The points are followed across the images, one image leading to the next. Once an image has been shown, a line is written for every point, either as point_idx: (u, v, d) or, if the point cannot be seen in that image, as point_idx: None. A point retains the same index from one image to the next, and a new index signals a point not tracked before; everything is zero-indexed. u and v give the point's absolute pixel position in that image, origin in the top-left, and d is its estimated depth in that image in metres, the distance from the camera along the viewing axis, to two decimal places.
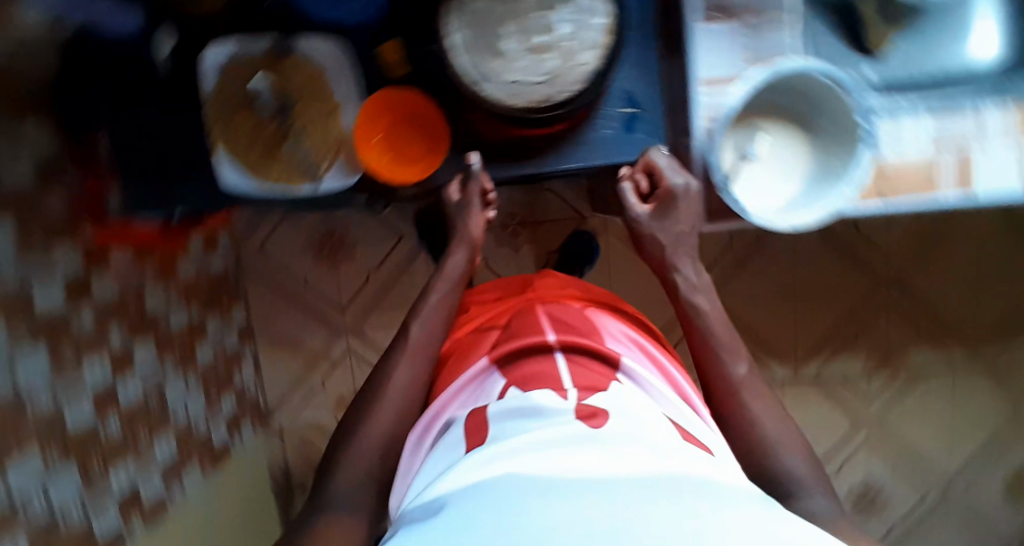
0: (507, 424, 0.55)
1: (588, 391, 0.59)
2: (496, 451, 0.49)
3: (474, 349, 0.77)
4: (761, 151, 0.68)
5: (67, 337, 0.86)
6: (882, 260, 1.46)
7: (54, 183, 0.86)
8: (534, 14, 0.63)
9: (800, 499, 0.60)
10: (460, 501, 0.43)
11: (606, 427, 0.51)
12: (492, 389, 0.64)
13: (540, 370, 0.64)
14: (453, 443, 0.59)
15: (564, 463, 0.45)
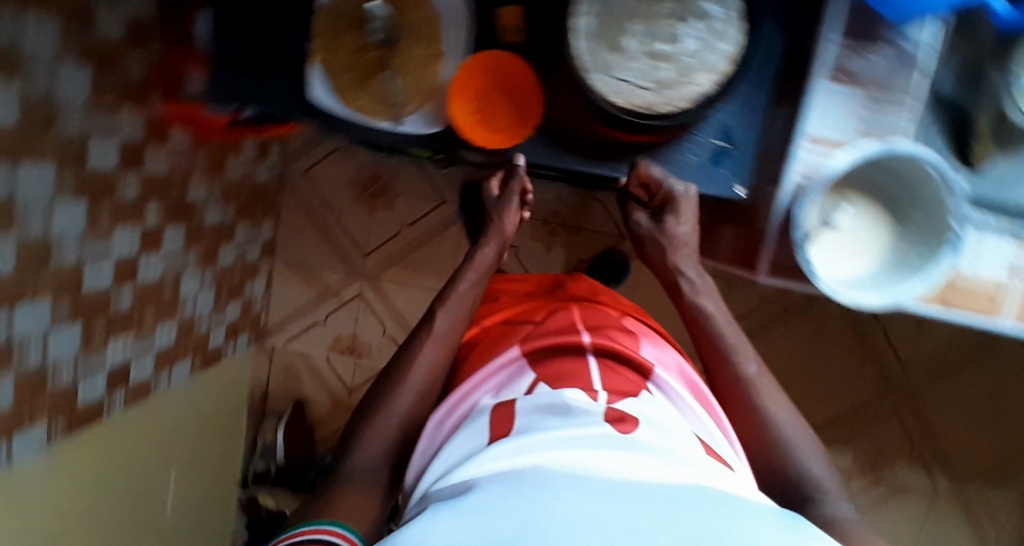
0: (539, 418, 0.57)
1: (618, 396, 0.61)
2: (527, 443, 0.52)
3: (506, 337, 0.78)
4: (841, 223, 0.66)
5: (108, 199, 0.85)
6: (903, 367, 1.43)
7: (142, 48, 0.86)
8: (665, 20, 0.62)
9: (822, 500, 0.64)
10: (492, 486, 0.47)
11: (636, 433, 0.54)
12: (519, 387, 0.65)
13: (572, 370, 0.65)
14: (476, 431, 0.60)
15: (596, 465, 0.49)
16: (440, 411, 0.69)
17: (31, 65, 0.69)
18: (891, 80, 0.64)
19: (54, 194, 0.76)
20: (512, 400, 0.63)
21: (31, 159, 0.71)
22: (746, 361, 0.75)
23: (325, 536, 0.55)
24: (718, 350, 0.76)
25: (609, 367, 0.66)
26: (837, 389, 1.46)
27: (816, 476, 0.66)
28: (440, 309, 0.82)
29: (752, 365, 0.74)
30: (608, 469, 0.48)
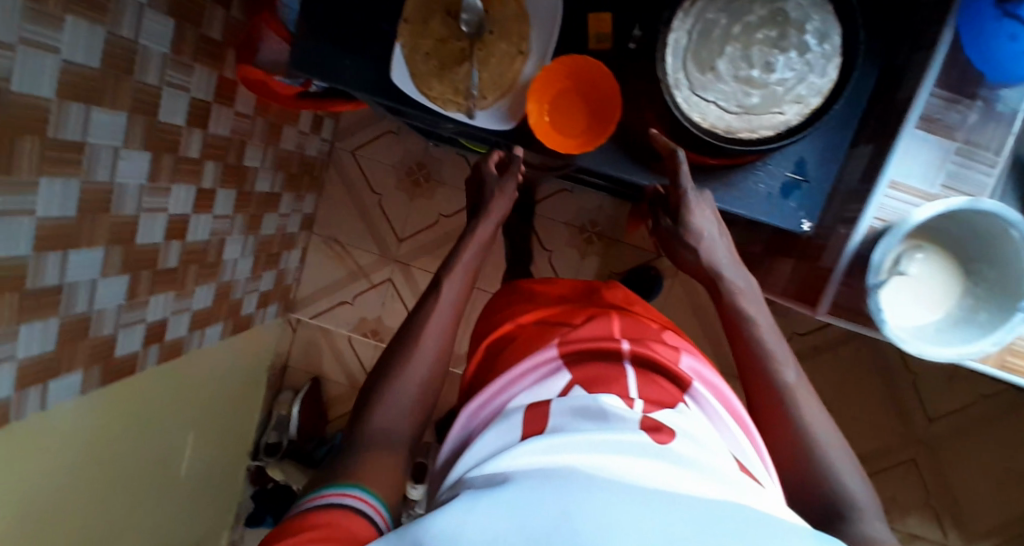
0: (572, 419, 0.51)
1: (654, 406, 0.54)
2: (563, 440, 0.46)
3: (541, 335, 0.70)
4: (915, 268, 0.64)
5: (172, 155, 0.86)
6: (926, 420, 1.41)
7: (222, 9, 0.86)
8: (761, 47, 0.61)
9: (861, 523, 0.51)
10: (524, 481, 0.40)
11: (674, 444, 0.47)
12: (553, 386, 0.58)
13: (610, 374, 0.58)
14: (504, 429, 0.53)
15: (644, 473, 0.42)
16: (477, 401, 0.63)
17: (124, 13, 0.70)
18: (985, 137, 0.63)
19: (123, 146, 0.75)
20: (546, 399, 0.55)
21: (110, 107, 0.71)
22: (785, 367, 0.61)
23: (348, 501, 0.47)
24: (753, 355, 0.62)
25: (648, 374, 0.59)
26: (856, 434, 1.44)
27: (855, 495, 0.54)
28: (444, 283, 0.70)
29: (793, 373, 0.61)
30: (656, 478, 0.41)
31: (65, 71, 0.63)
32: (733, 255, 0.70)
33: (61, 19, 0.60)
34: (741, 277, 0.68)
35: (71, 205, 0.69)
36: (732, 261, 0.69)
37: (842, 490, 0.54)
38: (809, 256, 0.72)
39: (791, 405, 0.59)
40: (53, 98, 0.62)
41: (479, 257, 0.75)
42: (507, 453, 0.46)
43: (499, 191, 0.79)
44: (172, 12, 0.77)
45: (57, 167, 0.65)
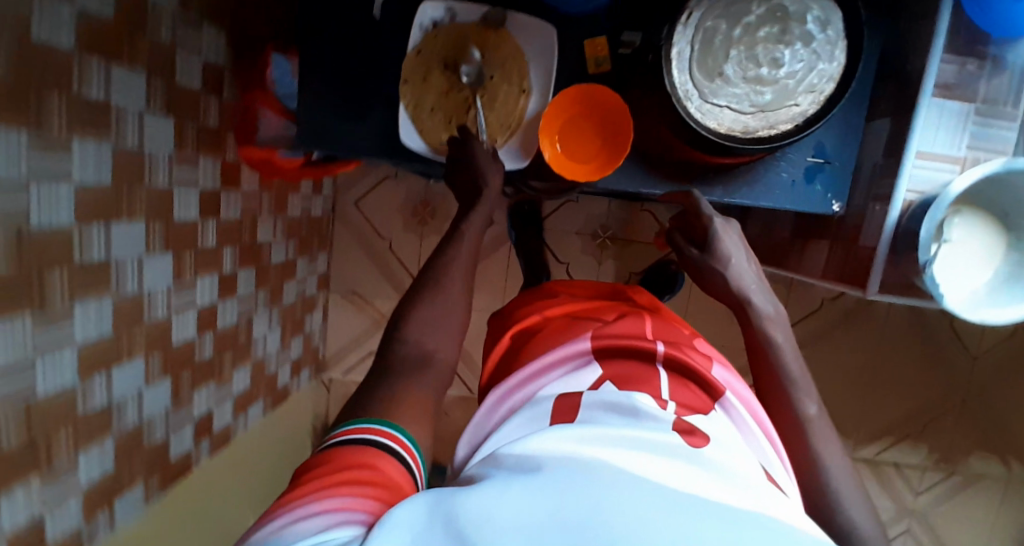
0: (603, 414, 0.48)
1: (687, 410, 0.50)
2: (594, 432, 0.44)
3: (560, 333, 0.66)
4: (961, 236, 0.64)
5: (191, 250, 0.86)
6: (970, 361, 1.41)
7: (215, 96, 0.86)
8: (765, 44, 0.61)
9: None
10: (552, 475, 0.38)
11: (708, 450, 0.44)
12: (582, 379, 0.55)
13: (639, 373, 0.55)
14: (536, 418, 0.51)
15: (679, 476, 0.40)
16: (498, 393, 0.60)
17: (124, 124, 0.70)
18: (1002, 92, 0.62)
19: (145, 252, 0.76)
20: (576, 392, 0.53)
21: (127, 218, 0.72)
22: (807, 399, 0.59)
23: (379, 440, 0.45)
24: (774, 378, 0.61)
25: (680, 379, 0.55)
26: (903, 386, 1.43)
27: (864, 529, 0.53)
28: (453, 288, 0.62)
29: (814, 405, 0.59)
30: (690, 483, 0.39)
31: (80, 195, 0.64)
32: (761, 282, 0.67)
33: (69, 145, 0.61)
34: (770, 304, 0.65)
35: (106, 321, 0.71)
36: (762, 288, 0.66)
37: (849, 523, 0.53)
38: (845, 238, 0.72)
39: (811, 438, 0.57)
40: (74, 223, 0.64)
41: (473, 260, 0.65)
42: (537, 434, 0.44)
43: (488, 184, 0.67)
44: (168, 113, 0.77)
45: (88, 288, 0.67)
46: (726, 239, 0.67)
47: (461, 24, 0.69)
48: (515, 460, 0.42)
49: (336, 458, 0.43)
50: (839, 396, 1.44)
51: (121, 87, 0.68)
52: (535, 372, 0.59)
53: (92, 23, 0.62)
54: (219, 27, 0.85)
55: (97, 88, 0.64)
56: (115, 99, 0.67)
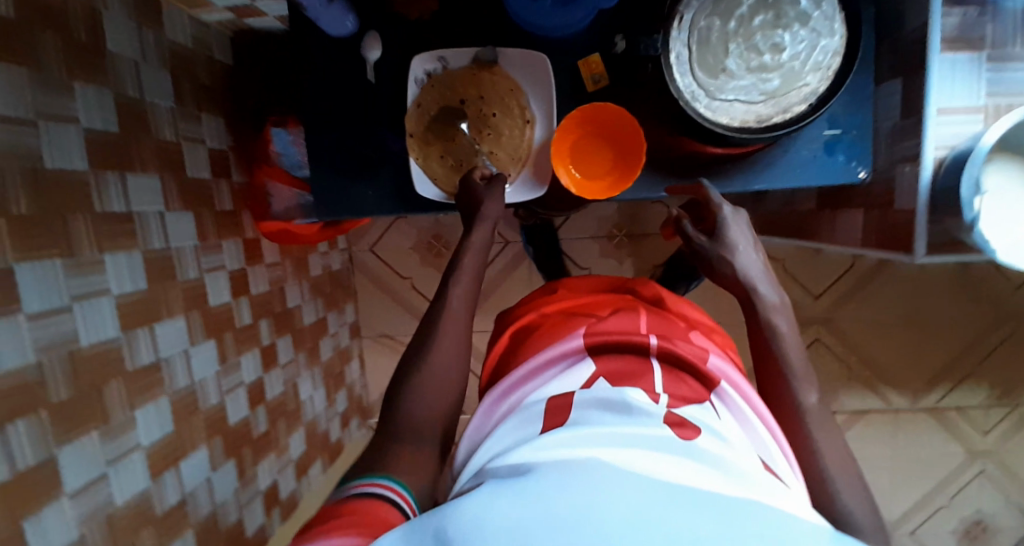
0: (593, 412, 0.47)
1: (681, 402, 0.50)
2: (586, 434, 0.43)
3: (556, 329, 0.65)
4: (998, 179, 0.62)
5: (230, 331, 0.87)
6: (1015, 291, 1.38)
7: (225, 180, 0.89)
8: (763, 32, 0.60)
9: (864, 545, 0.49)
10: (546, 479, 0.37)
11: (699, 440, 0.44)
12: (577, 377, 0.54)
13: (636, 370, 0.54)
14: (529, 419, 0.50)
15: (672, 468, 0.39)
16: (494, 394, 0.59)
17: (146, 227, 0.71)
18: (1013, 32, 0.61)
19: (189, 345, 0.78)
20: (569, 392, 0.52)
21: (167, 317, 0.74)
22: (805, 387, 0.57)
23: (382, 491, 0.45)
24: (775, 368, 0.58)
25: (676, 373, 0.55)
26: (948, 327, 1.40)
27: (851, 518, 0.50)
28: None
29: (813, 394, 0.57)
30: (684, 476, 0.38)
31: (120, 305, 0.66)
32: (767, 271, 0.65)
33: (100, 261, 0.63)
34: (775, 293, 0.63)
35: (166, 419, 0.72)
36: (771, 279, 0.64)
37: (845, 516, 0.51)
38: (877, 203, 0.70)
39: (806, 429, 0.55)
40: (119, 333, 0.66)
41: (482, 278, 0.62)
42: (530, 444, 0.44)
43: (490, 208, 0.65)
44: (184, 206, 0.79)
45: (144, 393, 0.69)
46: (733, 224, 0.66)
47: (453, 69, 0.70)
48: (509, 468, 0.42)
49: (337, 507, 0.43)
50: (886, 349, 1.42)
51: (137, 193, 0.70)
52: (528, 373, 0.58)
53: (101, 142, 0.64)
54: (218, 117, 0.88)
55: (116, 200, 0.66)
56: (134, 207, 0.69)
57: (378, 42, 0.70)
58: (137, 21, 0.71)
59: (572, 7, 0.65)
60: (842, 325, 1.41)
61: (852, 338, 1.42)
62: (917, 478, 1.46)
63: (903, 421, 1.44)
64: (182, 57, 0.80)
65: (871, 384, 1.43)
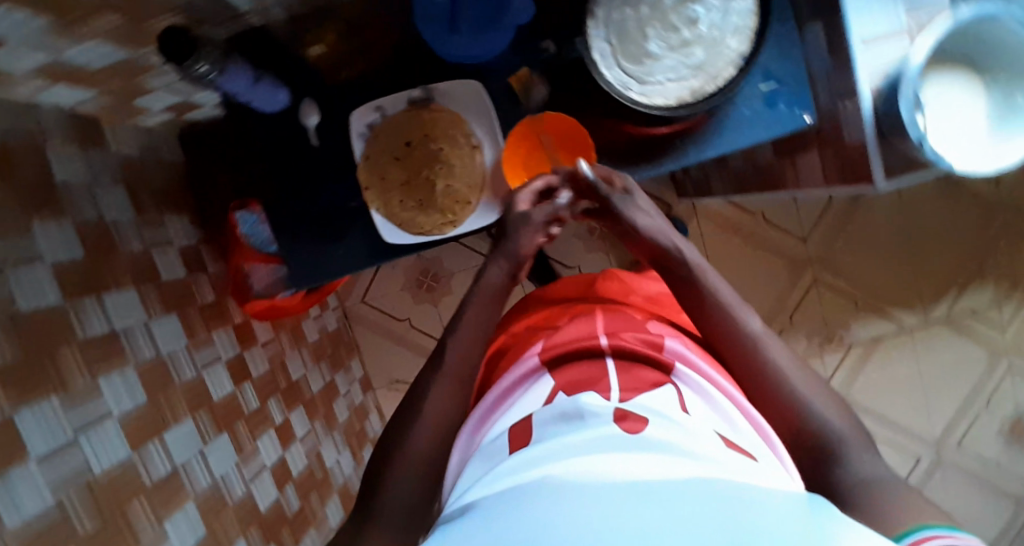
0: (552, 427, 0.49)
1: (632, 393, 0.54)
2: (541, 453, 0.45)
3: (522, 349, 0.69)
4: (934, 98, 0.63)
5: (241, 419, 0.87)
6: (993, 186, 1.39)
7: (202, 273, 0.90)
8: (676, 10, 0.62)
9: (850, 461, 0.54)
10: (497, 510, 0.38)
11: (646, 430, 0.46)
12: (540, 393, 0.58)
13: (593, 375, 0.58)
14: (494, 450, 0.52)
15: (628, 466, 0.40)
16: (467, 430, 0.62)
17: (133, 340, 0.72)
18: None
19: (203, 444, 0.78)
20: (530, 413, 0.55)
21: (174, 423, 0.74)
22: (748, 315, 0.62)
23: None
24: (718, 314, 0.62)
25: (628, 367, 0.59)
26: (939, 236, 1.41)
27: (833, 424, 0.56)
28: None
29: (755, 320, 0.62)
30: (641, 470, 0.39)
31: (125, 424, 0.67)
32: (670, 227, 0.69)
33: (95, 385, 0.64)
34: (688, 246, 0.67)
35: (196, 522, 0.72)
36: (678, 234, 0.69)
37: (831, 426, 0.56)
38: (828, 143, 0.71)
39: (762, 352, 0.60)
40: (131, 452, 0.66)
41: (500, 309, 0.68)
42: (485, 479, 0.45)
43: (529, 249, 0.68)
44: (167, 310, 0.79)
45: (168, 503, 0.69)
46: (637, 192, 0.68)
47: (392, 116, 0.70)
48: (468, 506, 0.43)
49: None
50: (884, 273, 1.42)
51: (117, 311, 0.70)
52: (495, 402, 0.62)
53: (70, 271, 0.65)
54: (182, 216, 0.90)
55: (97, 322, 0.67)
56: (116, 324, 0.70)
57: (315, 107, 0.70)
58: (79, 144, 0.71)
59: (495, 30, 0.66)
60: (837, 260, 1.42)
61: (849, 270, 1.42)
62: (949, 390, 1.46)
63: (920, 337, 1.44)
64: (134, 167, 0.81)
65: (879, 309, 1.43)
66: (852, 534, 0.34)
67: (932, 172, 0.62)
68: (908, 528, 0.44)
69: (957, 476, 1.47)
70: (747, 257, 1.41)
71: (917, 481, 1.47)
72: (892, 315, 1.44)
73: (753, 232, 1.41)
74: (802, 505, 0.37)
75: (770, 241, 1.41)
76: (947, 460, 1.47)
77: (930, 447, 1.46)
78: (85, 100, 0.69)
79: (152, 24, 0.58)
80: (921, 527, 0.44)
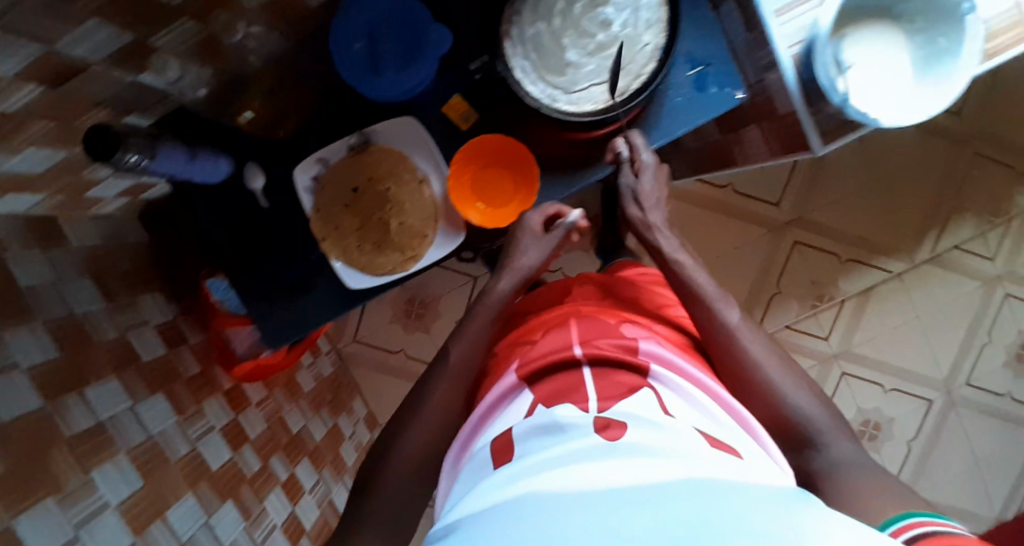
0: (532, 441, 0.48)
1: (611, 402, 0.51)
2: (522, 467, 0.43)
3: (499, 368, 0.66)
4: (858, 56, 0.62)
5: (245, 483, 0.88)
6: (956, 118, 1.39)
7: (184, 345, 0.91)
8: (587, 16, 0.63)
9: (829, 448, 0.56)
10: (478, 527, 0.38)
11: (627, 436, 0.44)
12: (519, 409, 0.55)
13: (569, 384, 0.55)
14: (479, 465, 0.51)
15: (610, 473, 0.39)
16: (451, 457, 0.60)
17: (121, 427, 0.72)
18: None
19: (208, 516, 0.78)
20: (509, 428, 0.53)
21: (176, 500, 0.75)
22: (728, 307, 0.64)
23: None
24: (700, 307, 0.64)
25: (605, 373, 0.56)
26: (912, 177, 1.41)
27: (809, 414, 0.58)
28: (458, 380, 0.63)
29: (736, 312, 0.64)
30: (619, 476, 0.38)
31: (124, 512, 0.67)
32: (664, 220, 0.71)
33: (89, 480, 0.64)
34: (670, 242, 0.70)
35: None
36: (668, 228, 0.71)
37: (808, 418, 0.58)
38: (765, 115, 0.72)
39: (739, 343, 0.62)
40: (135, 538, 0.67)
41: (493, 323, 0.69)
42: (469, 494, 0.44)
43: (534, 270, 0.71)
44: (152, 389, 0.80)
45: None
46: (645, 173, 0.70)
47: (334, 162, 0.71)
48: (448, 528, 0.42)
49: None
50: (863, 222, 1.42)
51: (101, 403, 0.71)
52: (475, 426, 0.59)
53: (47, 374, 0.65)
54: (152, 294, 0.90)
55: (83, 418, 0.68)
56: (103, 415, 0.71)
57: (259, 170, 0.71)
58: (40, 246, 0.72)
59: (418, 61, 0.66)
60: (815, 218, 1.41)
61: (828, 226, 1.42)
62: (947, 328, 1.45)
63: (910, 280, 1.44)
64: (99, 255, 0.82)
65: (864, 260, 1.43)
66: (830, 520, 0.33)
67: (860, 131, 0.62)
68: (893, 516, 0.46)
69: (971, 413, 1.46)
70: (725, 231, 1.41)
71: (933, 424, 1.47)
72: (878, 264, 1.43)
73: (726, 206, 1.41)
74: (784, 495, 0.37)
75: (745, 211, 1.41)
76: (958, 398, 1.46)
77: (939, 389, 1.46)
78: (36, 202, 0.70)
79: (83, 121, 0.59)
80: (907, 514, 0.45)
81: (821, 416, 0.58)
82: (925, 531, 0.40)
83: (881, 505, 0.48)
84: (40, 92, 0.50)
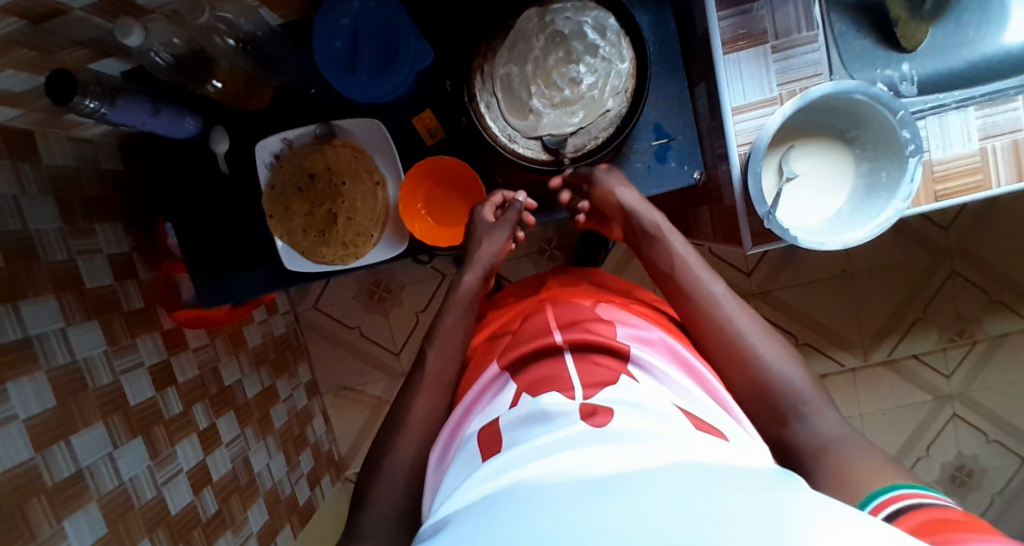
0: (521, 432, 0.46)
1: (596, 389, 0.49)
2: (512, 458, 0.41)
3: (481, 360, 0.66)
4: (799, 169, 0.67)
5: (159, 423, 0.91)
6: (944, 231, 1.38)
7: (131, 280, 0.95)
8: (558, 70, 0.66)
9: (812, 418, 0.55)
10: (464, 521, 0.35)
11: (613, 423, 0.42)
12: (505, 399, 0.54)
13: (550, 374, 0.54)
14: (468, 457, 0.49)
15: (591, 461, 0.37)
16: (439, 447, 0.59)
17: (44, 344, 0.75)
18: (792, 22, 0.66)
19: (112, 447, 0.81)
20: (496, 418, 0.51)
21: (84, 426, 0.78)
22: (710, 279, 0.65)
23: None
24: (676, 282, 0.67)
25: (585, 356, 0.55)
26: (890, 276, 1.40)
27: (789, 381, 0.57)
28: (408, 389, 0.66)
29: (718, 283, 0.65)
30: (607, 464, 0.36)
31: (30, 427, 0.70)
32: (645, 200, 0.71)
33: (4, 390, 0.67)
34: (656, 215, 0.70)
35: (98, 524, 0.76)
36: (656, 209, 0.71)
37: (787, 383, 0.57)
38: (716, 200, 0.75)
39: (718, 311, 0.63)
40: (34, 454, 0.70)
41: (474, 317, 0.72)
42: (459, 489, 0.41)
43: (484, 250, 0.73)
44: (85, 315, 0.83)
45: (70, 503, 0.73)
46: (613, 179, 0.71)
47: (296, 145, 0.73)
48: (433, 527, 0.39)
49: None
50: (831, 312, 1.42)
51: (34, 318, 0.74)
52: (460, 418, 0.59)
53: None
54: (113, 223, 0.94)
55: (12, 330, 0.70)
56: (32, 330, 0.73)
57: (224, 135, 0.75)
58: (10, 158, 0.75)
59: (394, 70, 0.69)
60: (784, 295, 1.42)
61: (793, 305, 1.42)
62: (889, 434, 1.45)
63: (861, 378, 1.44)
64: (68, 179, 0.85)
65: (824, 349, 1.43)
66: (815, 502, 0.31)
67: (780, 243, 0.66)
68: (875, 491, 0.44)
69: None
70: None
71: None
72: (835, 356, 1.44)
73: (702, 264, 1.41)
74: (782, 479, 0.34)
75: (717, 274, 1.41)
76: None
77: None
78: (13, 117, 0.73)
79: (66, 56, 0.61)
80: (892, 486, 0.44)
81: (799, 382, 0.57)
82: (913, 505, 0.39)
83: (850, 489, 0.47)
84: (21, 25, 0.51)
